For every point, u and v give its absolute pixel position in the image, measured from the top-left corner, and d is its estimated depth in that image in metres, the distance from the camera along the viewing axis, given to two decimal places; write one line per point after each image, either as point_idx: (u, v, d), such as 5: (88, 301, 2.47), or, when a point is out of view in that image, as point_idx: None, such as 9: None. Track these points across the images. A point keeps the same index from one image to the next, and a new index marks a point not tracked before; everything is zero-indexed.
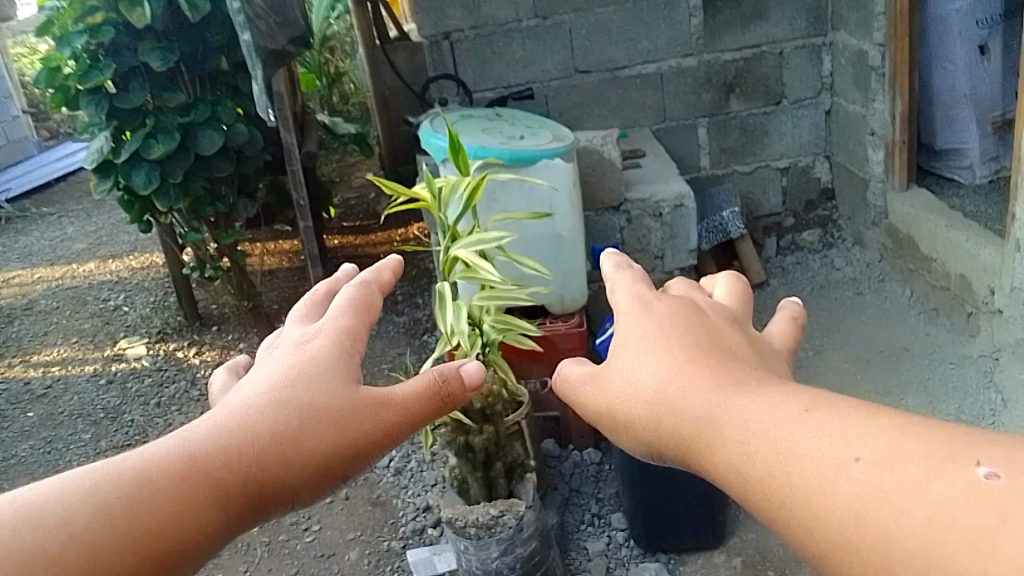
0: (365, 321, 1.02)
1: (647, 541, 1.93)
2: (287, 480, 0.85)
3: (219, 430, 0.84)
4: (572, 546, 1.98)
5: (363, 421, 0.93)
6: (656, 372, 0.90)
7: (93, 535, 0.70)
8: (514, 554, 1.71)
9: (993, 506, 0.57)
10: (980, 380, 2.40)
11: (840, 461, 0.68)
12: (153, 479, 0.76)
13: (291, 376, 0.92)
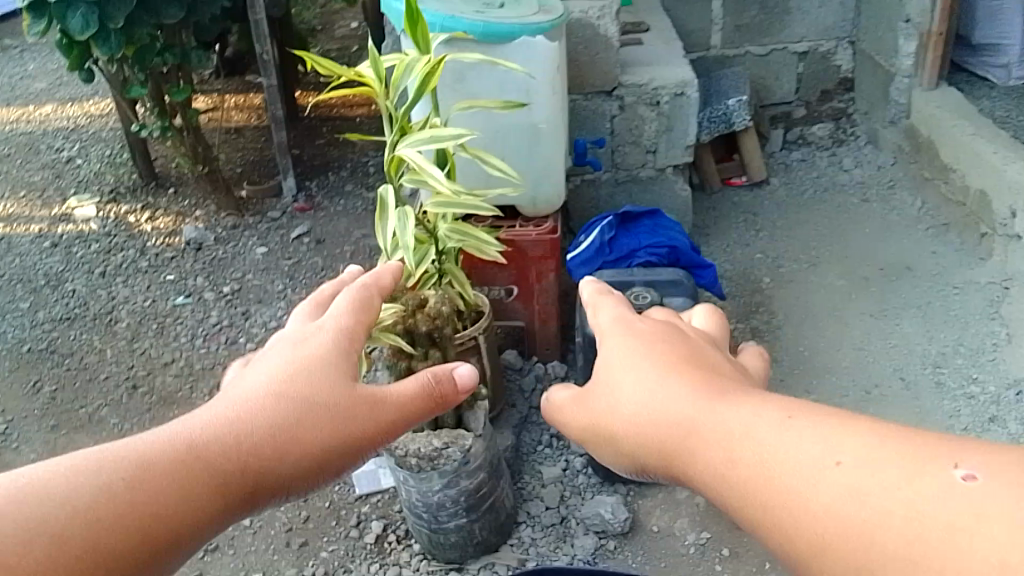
0: (370, 318, 0.91)
1: (606, 472, 1.77)
2: (276, 476, 0.76)
3: (209, 422, 0.75)
4: (526, 469, 1.83)
5: (358, 418, 0.84)
6: (633, 372, 0.73)
7: (69, 530, 0.62)
8: (458, 488, 1.55)
9: (991, 521, 0.46)
10: (985, 310, 2.15)
11: (814, 462, 0.56)
12: (140, 473, 0.67)
13: (290, 367, 0.82)
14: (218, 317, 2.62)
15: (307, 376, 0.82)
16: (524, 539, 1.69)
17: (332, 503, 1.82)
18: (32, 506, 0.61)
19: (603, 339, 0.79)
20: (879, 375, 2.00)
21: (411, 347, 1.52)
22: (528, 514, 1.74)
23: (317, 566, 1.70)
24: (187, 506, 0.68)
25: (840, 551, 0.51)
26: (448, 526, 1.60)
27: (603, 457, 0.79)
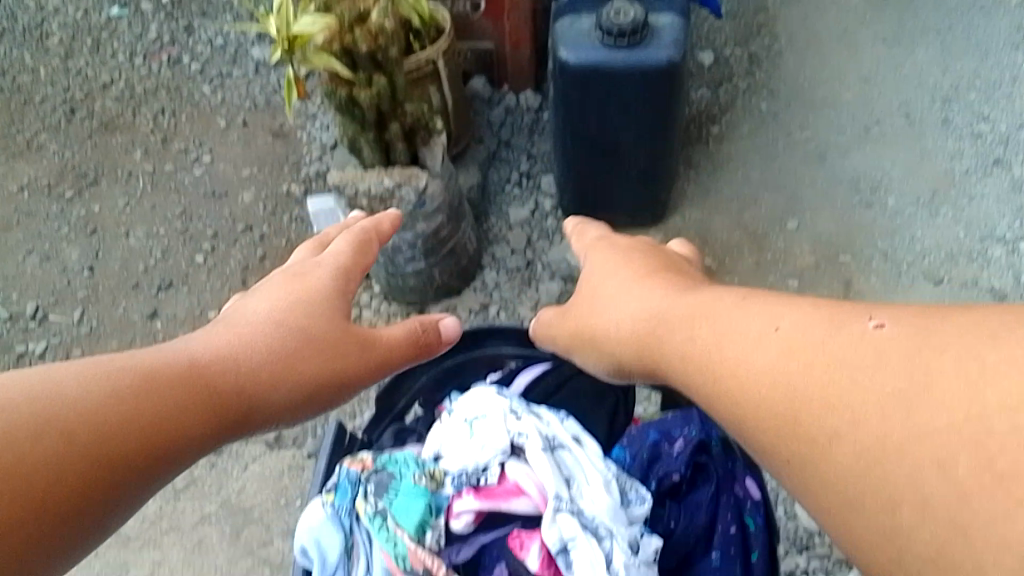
0: (365, 261, 0.95)
1: (576, 213, 1.67)
2: (274, 395, 0.75)
3: (215, 340, 0.75)
4: (492, 209, 1.72)
5: (346, 354, 0.84)
6: (613, 286, 0.79)
7: (103, 416, 0.59)
8: (415, 232, 1.43)
9: (899, 359, 0.47)
10: (1008, 37, 1.92)
11: (759, 332, 0.57)
12: (160, 375, 0.66)
13: (290, 298, 0.84)
14: (157, 32, 2.21)
15: (306, 307, 0.83)
16: (487, 281, 1.63)
17: (293, 244, 1.74)
18: (58, 384, 0.58)
19: (590, 260, 0.89)
20: (882, 111, 1.81)
21: (351, 73, 1.33)
22: (493, 258, 1.65)
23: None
24: (198, 411, 0.67)
25: (790, 430, 0.51)
26: (405, 271, 1.51)
27: (589, 357, 0.84)
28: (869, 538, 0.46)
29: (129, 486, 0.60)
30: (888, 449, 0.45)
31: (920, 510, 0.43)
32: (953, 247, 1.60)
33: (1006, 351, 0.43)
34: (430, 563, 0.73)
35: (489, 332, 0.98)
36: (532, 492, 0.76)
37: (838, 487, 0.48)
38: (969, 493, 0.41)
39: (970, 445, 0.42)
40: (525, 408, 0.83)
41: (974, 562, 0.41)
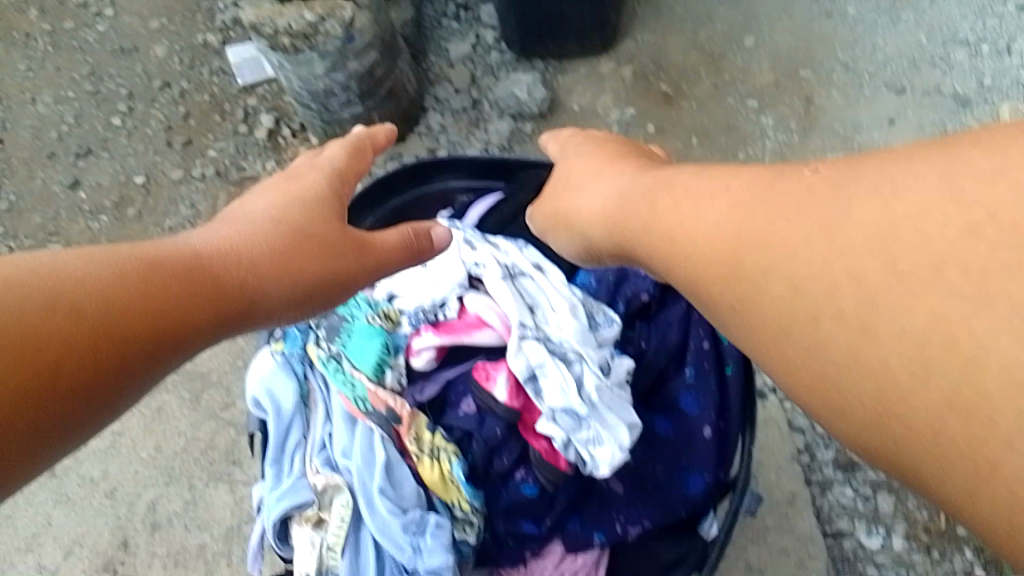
0: (363, 155, 0.76)
1: (520, 45, 1.40)
2: (269, 290, 0.59)
3: (209, 233, 0.60)
4: (430, 48, 1.46)
5: (347, 254, 0.66)
6: (584, 172, 0.69)
7: (80, 299, 0.47)
8: (347, 72, 1.22)
9: (821, 184, 0.40)
10: None
11: (709, 189, 0.47)
12: (151, 260, 0.53)
13: (280, 195, 0.66)
14: None
15: (303, 198, 0.67)
16: (433, 128, 1.40)
17: (216, 98, 1.51)
18: (40, 263, 0.47)
19: (562, 152, 0.77)
20: None
21: None
22: (435, 102, 1.42)
23: (205, 167, 1.45)
24: (189, 299, 0.53)
25: (730, 277, 0.42)
26: (341, 116, 1.34)
27: (559, 241, 0.73)
28: (789, 368, 0.40)
29: (110, 388, 0.47)
30: (816, 274, 0.38)
31: (824, 318, 0.37)
32: (915, 53, 1.37)
33: (925, 155, 0.37)
34: (394, 403, 0.67)
35: (437, 166, 0.89)
36: (495, 323, 0.71)
37: (757, 314, 0.41)
38: (877, 295, 0.35)
39: (879, 243, 0.36)
40: (481, 238, 0.77)
41: (879, 366, 0.35)
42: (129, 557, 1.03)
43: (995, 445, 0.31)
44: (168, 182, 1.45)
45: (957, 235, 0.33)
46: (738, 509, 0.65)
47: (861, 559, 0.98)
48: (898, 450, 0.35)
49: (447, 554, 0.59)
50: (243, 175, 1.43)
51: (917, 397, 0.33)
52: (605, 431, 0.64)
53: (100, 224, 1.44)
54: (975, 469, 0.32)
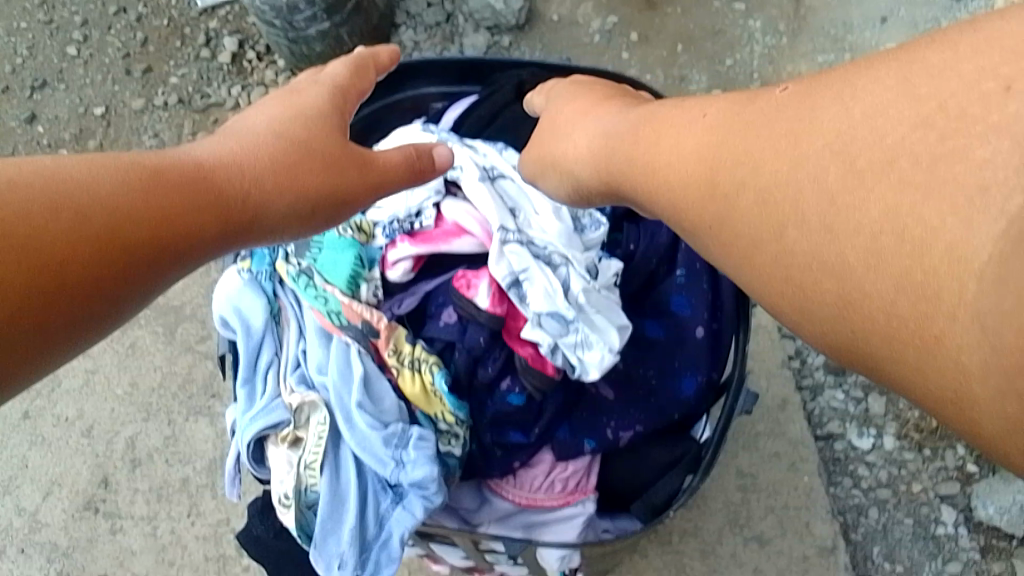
0: (369, 69, 0.69)
1: None
2: (269, 204, 0.56)
3: (211, 145, 0.57)
4: None
5: (349, 172, 0.61)
6: (569, 110, 0.64)
7: (83, 204, 0.46)
8: None
9: (786, 106, 0.42)
10: None
11: (687, 117, 0.49)
12: (154, 168, 0.51)
13: (280, 110, 0.62)
14: None
15: (303, 112, 0.62)
16: (404, 46, 1.23)
17: (174, 22, 1.31)
18: (45, 169, 0.46)
19: (547, 102, 0.69)
20: None
21: None
22: (406, 16, 1.24)
23: (168, 95, 1.27)
24: (191, 208, 0.51)
25: (709, 198, 0.45)
26: (307, 35, 1.15)
27: (554, 185, 0.63)
28: (765, 278, 0.42)
29: (115, 295, 0.47)
30: (781, 184, 0.40)
31: (794, 227, 0.39)
32: None
33: (883, 68, 0.39)
34: (371, 316, 0.63)
35: (414, 74, 0.81)
36: (475, 230, 0.67)
37: (737, 234, 0.43)
38: (837, 198, 0.37)
39: (839, 151, 0.38)
40: (457, 142, 0.72)
41: (839, 263, 0.37)
42: (110, 495, 1.00)
43: (940, 318, 0.32)
44: (130, 113, 1.27)
45: (909, 131, 0.35)
46: (733, 408, 0.61)
47: (851, 460, 0.98)
48: (860, 340, 0.36)
49: (432, 466, 0.55)
50: (208, 101, 1.26)
51: (873, 285, 0.35)
52: (592, 334, 0.61)
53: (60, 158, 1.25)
54: (921, 342, 0.33)
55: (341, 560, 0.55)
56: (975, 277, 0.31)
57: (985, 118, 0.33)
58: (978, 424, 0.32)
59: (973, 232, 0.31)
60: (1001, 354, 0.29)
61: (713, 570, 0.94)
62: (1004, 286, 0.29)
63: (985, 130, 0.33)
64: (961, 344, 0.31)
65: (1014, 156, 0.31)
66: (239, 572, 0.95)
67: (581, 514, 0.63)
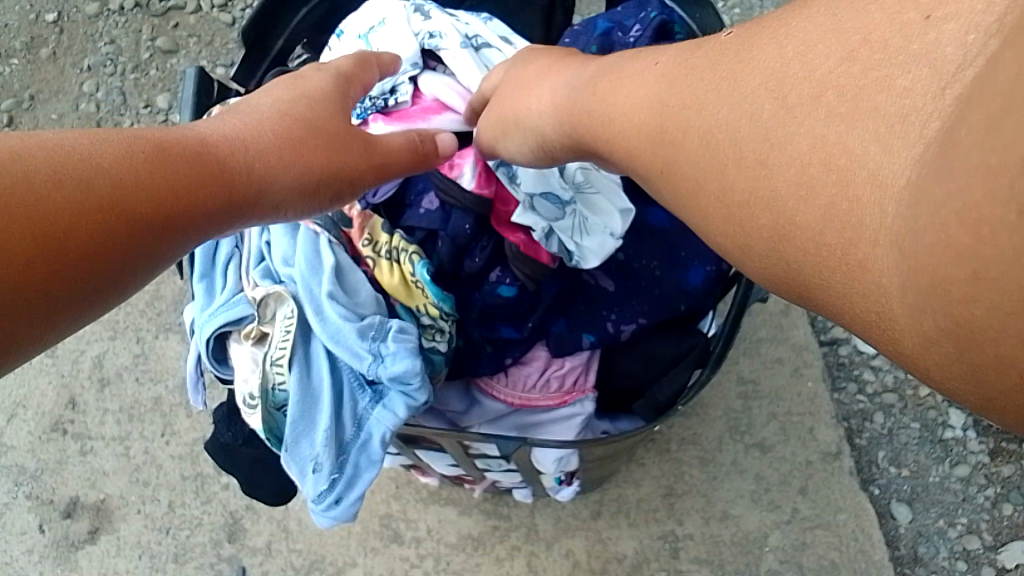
0: (371, 61, 0.56)
1: None
2: (271, 180, 0.47)
3: (212, 121, 0.48)
4: None
5: (356, 149, 0.51)
6: (548, 70, 0.50)
7: (81, 176, 0.39)
8: None
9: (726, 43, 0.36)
10: None
11: (639, 63, 0.42)
12: (161, 140, 0.44)
13: (287, 85, 0.52)
14: None
15: (312, 86, 0.52)
16: None
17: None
18: (47, 141, 0.40)
19: (509, 69, 0.55)
20: None
21: None
22: None
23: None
24: (197, 178, 0.44)
25: (656, 137, 0.38)
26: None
27: (519, 147, 0.51)
28: (710, 219, 0.36)
29: (115, 275, 0.40)
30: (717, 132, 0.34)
31: (729, 163, 0.34)
32: None
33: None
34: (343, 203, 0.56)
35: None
36: (457, 105, 0.60)
37: (682, 168, 0.37)
38: (772, 130, 0.31)
39: (773, 85, 0.32)
40: (436, 7, 0.64)
41: (771, 195, 0.32)
42: (79, 416, 0.94)
43: (862, 246, 0.28)
44: (83, 19, 1.09)
45: (837, 63, 0.29)
46: (747, 296, 0.55)
47: (856, 365, 0.93)
48: (795, 270, 0.32)
49: (414, 360, 0.49)
50: (168, 4, 1.08)
51: (803, 215, 0.30)
52: (591, 218, 0.55)
53: (10, 69, 1.07)
54: (847, 270, 0.29)
55: (316, 463, 0.49)
56: (895, 202, 0.26)
57: (909, 44, 0.27)
58: (900, 346, 0.27)
59: (895, 158, 0.26)
60: (916, 269, 0.26)
61: (712, 477, 0.90)
62: (918, 206, 0.25)
63: (909, 59, 0.27)
64: (880, 267, 0.27)
65: (933, 83, 0.25)
66: (218, 491, 0.90)
67: (579, 414, 0.58)
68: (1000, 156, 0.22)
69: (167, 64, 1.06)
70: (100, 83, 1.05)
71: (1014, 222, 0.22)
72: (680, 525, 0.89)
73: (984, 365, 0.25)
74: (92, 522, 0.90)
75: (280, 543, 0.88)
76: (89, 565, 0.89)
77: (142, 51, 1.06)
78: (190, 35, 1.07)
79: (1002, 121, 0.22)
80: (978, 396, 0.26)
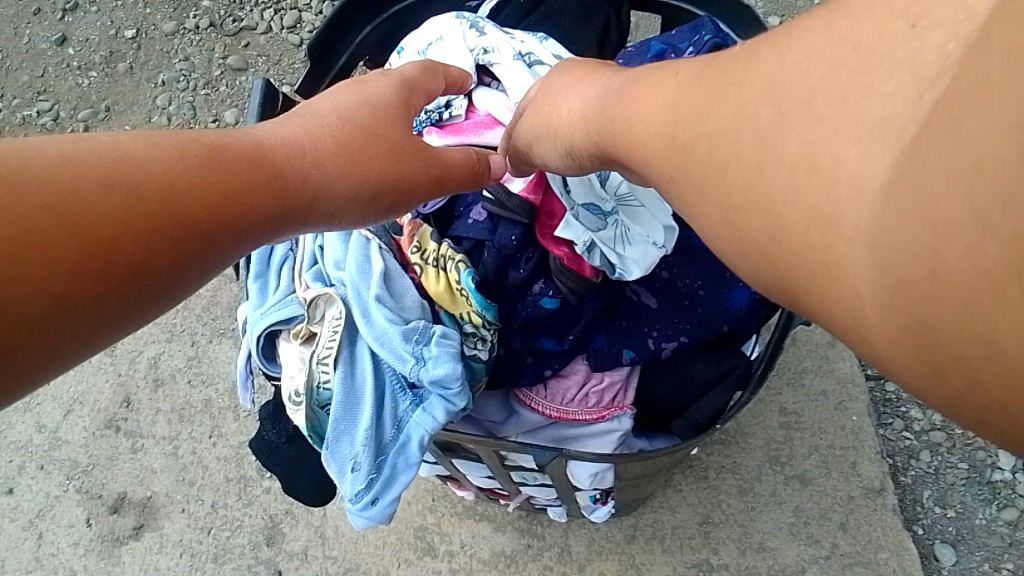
0: (439, 69, 0.58)
1: None
2: (328, 188, 0.48)
3: (271, 125, 0.49)
4: None
5: (410, 162, 0.52)
6: (584, 83, 0.49)
7: (135, 181, 0.40)
8: None
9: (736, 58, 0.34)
10: None
11: (663, 74, 0.41)
12: (211, 147, 0.44)
13: (348, 94, 0.53)
14: None
15: (370, 96, 0.53)
16: None
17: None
18: (100, 145, 0.40)
19: (552, 76, 0.54)
20: None
21: None
22: None
23: (200, 18, 1.14)
24: (246, 183, 0.44)
25: (657, 156, 0.38)
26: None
27: (555, 155, 0.50)
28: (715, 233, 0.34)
29: (162, 274, 0.40)
30: (716, 167, 0.33)
31: (731, 170, 0.32)
32: None
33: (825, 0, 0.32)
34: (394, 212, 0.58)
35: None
36: (509, 119, 0.61)
37: (684, 184, 0.36)
38: (766, 139, 0.30)
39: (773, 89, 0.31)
40: (491, 25, 0.66)
41: (763, 201, 0.31)
42: (132, 414, 0.97)
43: (835, 244, 0.27)
44: (160, 36, 1.14)
45: (826, 70, 0.29)
46: (790, 322, 0.54)
47: (903, 401, 0.92)
48: (783, 275, 0.31)
49: (455, 365, 0.50)
50: (240, 24, 1.12)
51: (789, 217, 0.29)
52: (636, 229, 0.56)
53: (88, 81, 1.12)
54: (822, 266, 0.28)
55: (355, 462, 0.51)
56: (865, 207, 0.26)
57: (892, 51, 0.27)
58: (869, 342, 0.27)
59: (869, 161, 0.26)
60: (885, 266, 0.25)
61: (750, 508, 0.89)
62: (887, 205, 0.25)
63: (893, 68, 0.26)
64: (851, 270, 0.27)
65: (912, 90, 0.25)
66: (260, 494, 0.92)
67: (616, 430, 0.58)
68: (956, 157, 0.23)
69: (236, 81, 1.10)
70: (172, 98, 1.10)
71: (972, 223, 0.22)
72: (715, 554, 0.88)
73: (943, 368, 0.24)
74: (138, 518, 0.93)
75: (317, 549, 0.89)
76: (132, 560, 0.91)
77: (214, 68, 1.10)
78: (259, 54, 1.11)
79: (965, 121, 0.23)
80: (966, 398, 0.24)
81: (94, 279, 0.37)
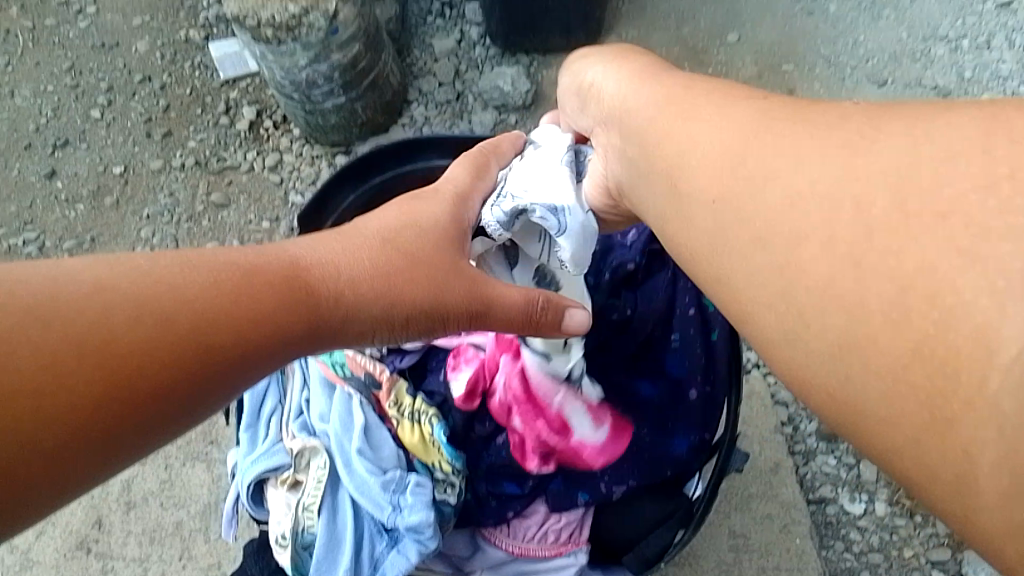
0: (477, 177, 0.64)
1: (505, 37, 1.21)
2: (355, 312, 0.51)
3: (310, 245, 0.52)
4: (413, 42, 1.25)
5: (456, 286, 0.56)
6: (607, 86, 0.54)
7: (169, 309, 0.40)
8: (331, 64, 1.05)
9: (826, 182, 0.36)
10: None
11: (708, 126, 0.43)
12: (248, 268, 0.46)
13: (404, 219, 0.57)
14: None
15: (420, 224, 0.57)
16: (415, 121, 1.20)
17: (197, 91, 1.27)
18: (138, 267, 0.41)
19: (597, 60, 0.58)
20: None
21: None
22: (419, 93, 1.22)
23: (186, 157, 1.22)
24: (277, 308, 0.46)
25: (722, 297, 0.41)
26: (324, 108, 1.12)
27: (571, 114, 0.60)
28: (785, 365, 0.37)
29: (183, 406, 0.41)
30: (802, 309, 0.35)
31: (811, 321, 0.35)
32: (896, 47, 1.20)
33: (788, 126, 0.39)
34: (374, 368, 0.62)
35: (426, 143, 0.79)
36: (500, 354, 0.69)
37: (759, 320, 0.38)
38: (867, 296, 0.32)
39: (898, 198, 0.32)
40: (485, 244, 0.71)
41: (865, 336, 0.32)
42: (104, 536, 0.99)
43: (958, 411, 0.30)
44: (147, 173, 1.22)
45: (970, 193, 0.31)
46: (724, 465, 0.62)
47: (843, 524, 0.98)
48: (870, 422, 0.33)
49: (429, 512, 0.56)
50: (225, 164, 1.21)
51: (887, 363, 0.31)
52: None
53: (75, 214, 1.20)
54: (932, 421, 0.30)
55: None
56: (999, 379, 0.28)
57: None
58: (976, 508, 0.30)
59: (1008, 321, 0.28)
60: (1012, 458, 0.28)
61: None
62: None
63: None
64: (978, 444, 0.29)
65: None
66: None
67: (572, 564, 0.65)
68: None
69: (218, 216, 1.18)
70: (156, 230, 1.18)
71: None
72: None
73: None
74: None
75: None
76: None
77: (198, 204, 1.19)
78: (241, 191, 1.19)
79: None
80: None
81: (108, 413, 0.38)
